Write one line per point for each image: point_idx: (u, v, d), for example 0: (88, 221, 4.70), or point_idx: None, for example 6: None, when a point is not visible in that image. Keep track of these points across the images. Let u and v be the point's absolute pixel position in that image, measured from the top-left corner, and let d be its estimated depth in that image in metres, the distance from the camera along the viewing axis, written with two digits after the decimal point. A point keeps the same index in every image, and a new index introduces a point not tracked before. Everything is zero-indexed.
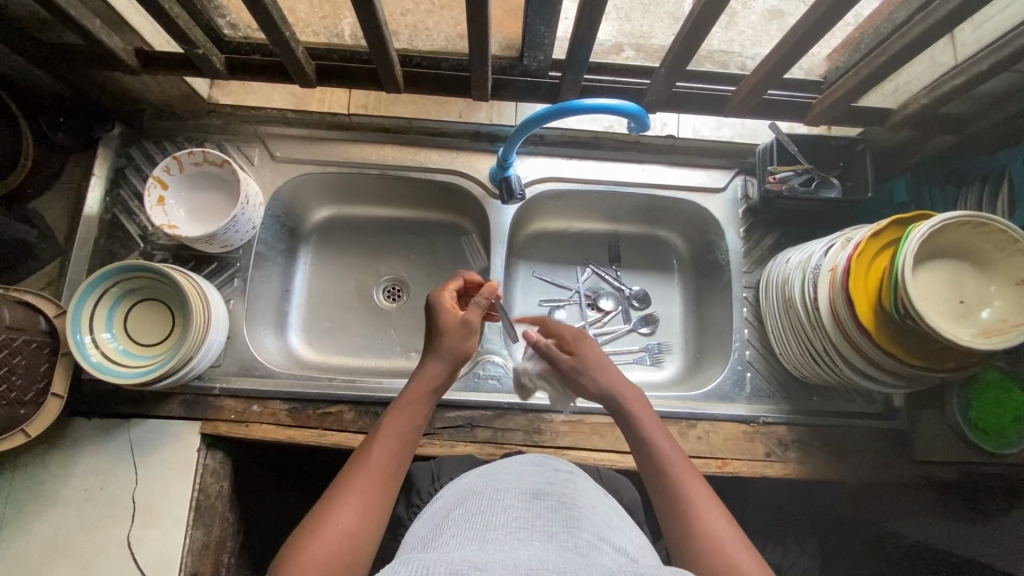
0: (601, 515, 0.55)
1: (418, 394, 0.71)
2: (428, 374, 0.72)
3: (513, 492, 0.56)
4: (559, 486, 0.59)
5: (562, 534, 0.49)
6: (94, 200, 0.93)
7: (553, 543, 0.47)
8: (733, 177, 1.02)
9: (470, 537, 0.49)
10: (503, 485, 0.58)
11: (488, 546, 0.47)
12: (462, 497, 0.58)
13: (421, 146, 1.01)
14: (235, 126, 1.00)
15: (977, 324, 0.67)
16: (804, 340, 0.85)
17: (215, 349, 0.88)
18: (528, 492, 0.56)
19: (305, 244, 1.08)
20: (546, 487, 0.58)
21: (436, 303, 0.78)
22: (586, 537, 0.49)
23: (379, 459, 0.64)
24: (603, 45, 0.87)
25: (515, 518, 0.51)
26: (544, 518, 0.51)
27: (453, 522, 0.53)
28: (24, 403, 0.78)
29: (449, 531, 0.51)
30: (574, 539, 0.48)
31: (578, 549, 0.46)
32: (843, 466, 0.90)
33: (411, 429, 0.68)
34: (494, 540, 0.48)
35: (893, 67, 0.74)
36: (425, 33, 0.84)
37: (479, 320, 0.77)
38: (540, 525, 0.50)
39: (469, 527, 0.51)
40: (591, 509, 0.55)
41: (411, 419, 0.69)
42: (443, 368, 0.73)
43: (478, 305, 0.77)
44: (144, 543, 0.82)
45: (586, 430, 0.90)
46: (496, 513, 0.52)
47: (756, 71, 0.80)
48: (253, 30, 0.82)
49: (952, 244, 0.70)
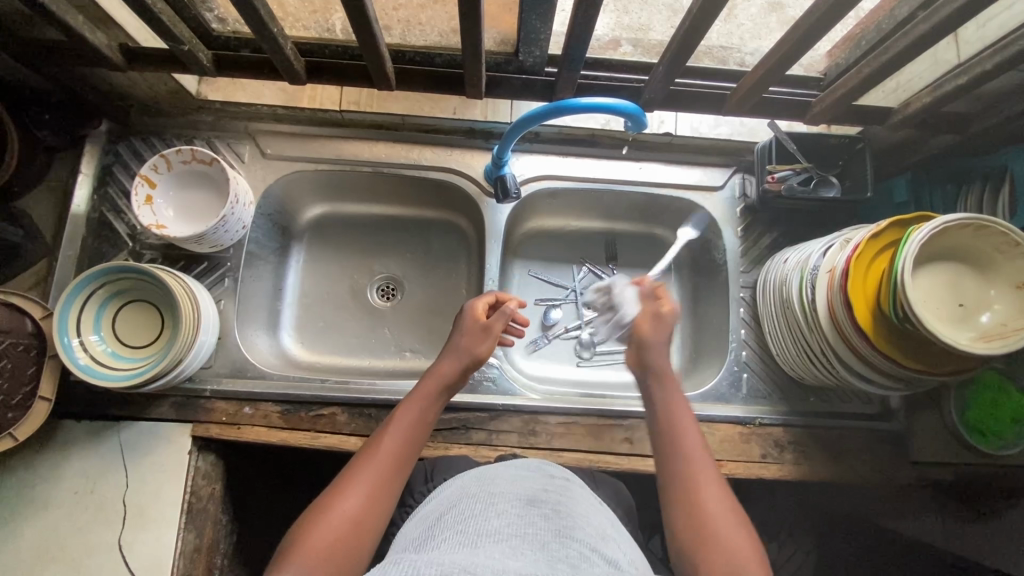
0: (594, 524, 0.54)
1: (431, 389, 0.72)
2: (442, 372, 0.74)
3: (506, 497, 0.55)
4: (553, 493, 0.58)
5: (554, 544, 0.48)
6: (82, 198, 0.92)
7: (545, 553, 0.46)
8: (732, 175, 1.01)
9: (461, 540, 0.48)
10: (497, 489, 0.57)
11: (479, 550, 0.46)
12: (456, 499, 0.57)
13: (414, 142, 0.99)
14: (225, 122, 0.98)
15: (977, 329, 0.66)
16: (802, 341, 0.84)
17: (206, 349, 0.87)
18: (522, 498, 0.55)
19: (297, 242, 1.07)
20: (540, 494, 0.57)
21: (466, 308, 0.81)
22: (578, 548, 0.48)
23: (388, 450, 0.64)
24: (599, 40, 0.85)
25: (507, 523, 0.50)
26: (538, 525, 0.50)
27: (445, 525, 0.52)
28: (11, 406, 0.77)
29: (440, 534, 0.50)
30: (566, 549, 0.47)
31: (569, 560, 0.46)
32: (839, 467, 0.89)
33: (421, 422, 0.69)
34: (486, 544, 0.47)
35: (895, 65, 0.72)
36: (418, 28, 0.82)
37: (500, 328, 0.79)
38: (532, 532, 0.49)
39: (461, 531, 0.50)
40: (583, 518, 0.55)
41: (422, 412, 0.70)
42: (457, 366, 0.75)
43: (503, 315, 0.80)
44: (135, 546, 0.81)
45: (581, 432, 0.90)
46: (488, 517, 0.51)
47: (755, 70, 0.79)
48: (241, 23, 0.80)
49: (954, 246, 0.69)
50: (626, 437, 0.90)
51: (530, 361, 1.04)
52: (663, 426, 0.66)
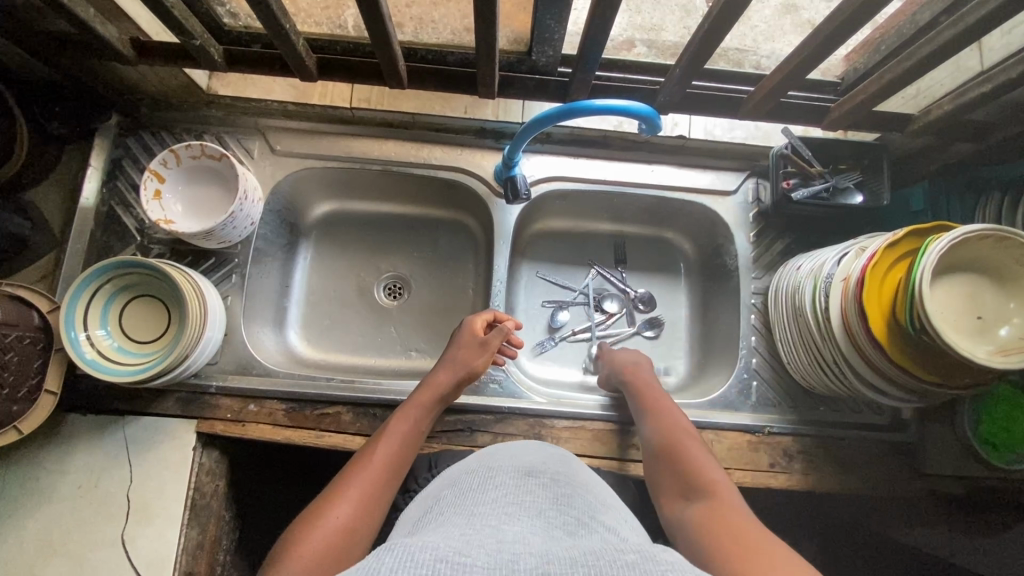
0: (593, 494, 0.55)
1: (427, 400, 0.77)
2: (439, 383, 0.79)
3: (506, 471, 0.55)
4: (551, 465, 0.58)
5: (551, 511, 0.48)
6: (91, 191, 0.91)
7: (542, 520, 0.46)
8: (745, 180, 0.99)
9: (458, 511, 0.48)
10: (496, 463, 0.58)
11: (475, 520, 0.46)
12: (456, 476, 0.57)
13: (424, 142, 0.99)
14: (234, 117, 0.97)
15: (996, 342, 0.64)
16: (814, 350, 0.83)
17: (212, 345, 0.86)
18: (521, 470, 0.56)
19: (304, 239, 1.06)
20: (538, 465, 0.57)
21: (465, 323, 0.86)
22: (576, 515, 0.48)
23: (381, 459, 0.67)
24: (613, 40, 0.85)
25: (505, 494, 0.50)
26: (535, 494, 0.50)
27: (443, 501, 0.52)
28: (17, 399, 0.76)
29: (439, 509, 0.50)
30: (563, 517, 0.47)
31: (566, 527, 0.46)
32: (850, 478, 0.88)
33: (415, 433, 0.73)
34: (483, 513, 0.47)
35: (916, 72, 0.71)
36: (430, 25, 0.81)
37: (496, 344, 0.84)
38: (530, 501, 0.49)
39: (459, 503, 0.50)
40: (583, 487, 0.55)
41: (416, 423, 0.74)
42: (451, 378, 0.80)
43: (500, 331, 0.84)
44: (138, 541, 0.81)
45: (587, 436, 0.89)
46: (485, 490, 0.51)
47: (773, 74, 0.77)
48: (252, 18, 0.79)
49: (975, 258, 0.67)
50: (633, 443, 0.89)
51: (536, 362, 1.03)
52: (648, 396, 0.80)
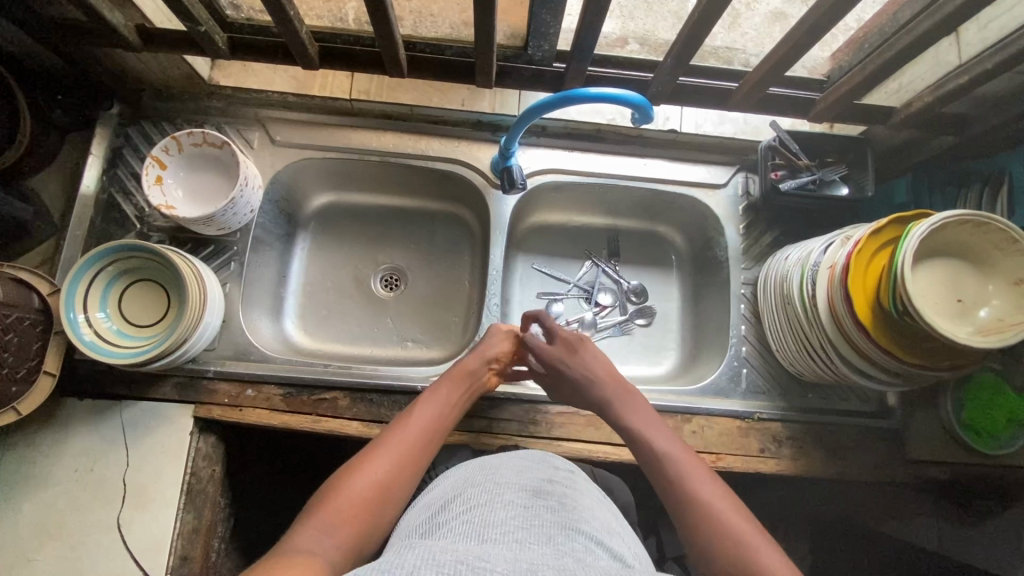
0: (599, 519, 0.56)
1: (457, 381, 0.78)
2: (469, 367, 0.80)
3: (513, 488, 0.56)
4: (558, 485, 0.59)
5: (560, 537, 0.49)
6: (91, 179, 0.93)
7: (552, 546, 0.47)
8: (735, 174, 1.02)
9: (468, 533, 0.49)
10: (502, 479, 0.59)
11: (489, 545, 0.47)
12: (460, 489, 0.58)
13: (422, 133, 1.01)
14: (235, 108, 0.99)
15: (976, 323, 0.67)
16: (801, 336, 0.85)
17: (210, 330, 0.87)
18: (527, 489, 0.57)
19: (303, 230, 1.08)
20: (545, 485, 0.58)
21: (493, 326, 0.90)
22: (584, 541, 0.49)
23: (416, 427, 0.69)
24: (608, 37, 0.88)
25: (514, 516, 0.51)
26: (543, 518, 0.51)
27: (452, 514, 0.53)
28: (16, 380, 0.76)
29: (448, 524, 0.52)
30: (571, 542, 0.49)
31: (575, 553, 0.47)
32: (838, 465, 0.89)
33: (442, 413, 0.73)
34: (494, 540, 0.48)
35: (896, 65, 0.74)
36: (429, 20, 0.86)
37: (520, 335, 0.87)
38: (539, 526, 0.50)
39: (468, 522, 0.51)
40: (589, 512, 0.56)
41: (445, 402, 0.75)
42: (480, 361, 0.82)
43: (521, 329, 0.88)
44: (134, 525, 0.81)
45: (581, 422, 0.90)
46: (495, 507, 0.53)
47: (758, 69, 0.80)
48: (257, 11, 0.83)
49: (950, 244, 0.70)
50: None
51: None
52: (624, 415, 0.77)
